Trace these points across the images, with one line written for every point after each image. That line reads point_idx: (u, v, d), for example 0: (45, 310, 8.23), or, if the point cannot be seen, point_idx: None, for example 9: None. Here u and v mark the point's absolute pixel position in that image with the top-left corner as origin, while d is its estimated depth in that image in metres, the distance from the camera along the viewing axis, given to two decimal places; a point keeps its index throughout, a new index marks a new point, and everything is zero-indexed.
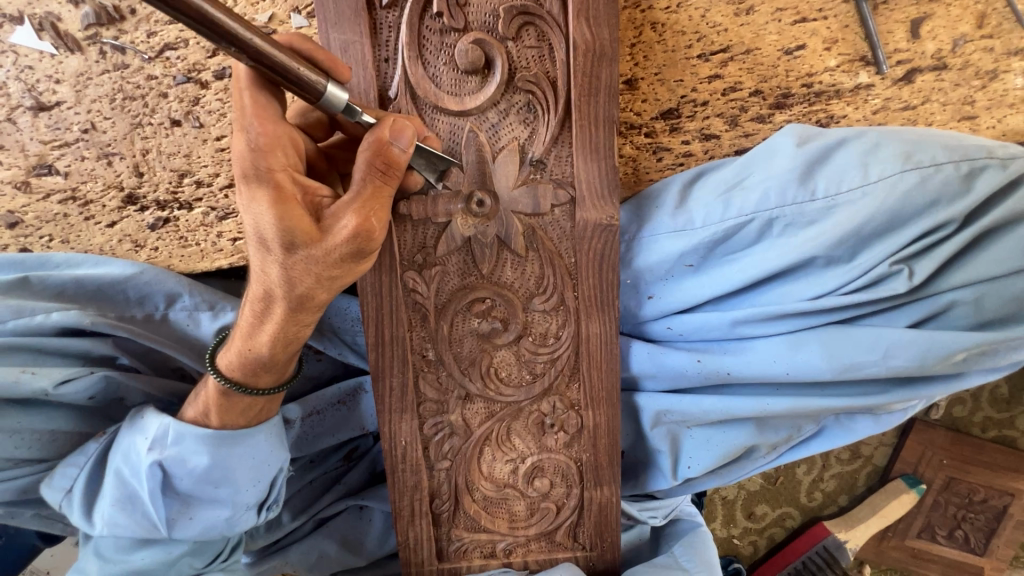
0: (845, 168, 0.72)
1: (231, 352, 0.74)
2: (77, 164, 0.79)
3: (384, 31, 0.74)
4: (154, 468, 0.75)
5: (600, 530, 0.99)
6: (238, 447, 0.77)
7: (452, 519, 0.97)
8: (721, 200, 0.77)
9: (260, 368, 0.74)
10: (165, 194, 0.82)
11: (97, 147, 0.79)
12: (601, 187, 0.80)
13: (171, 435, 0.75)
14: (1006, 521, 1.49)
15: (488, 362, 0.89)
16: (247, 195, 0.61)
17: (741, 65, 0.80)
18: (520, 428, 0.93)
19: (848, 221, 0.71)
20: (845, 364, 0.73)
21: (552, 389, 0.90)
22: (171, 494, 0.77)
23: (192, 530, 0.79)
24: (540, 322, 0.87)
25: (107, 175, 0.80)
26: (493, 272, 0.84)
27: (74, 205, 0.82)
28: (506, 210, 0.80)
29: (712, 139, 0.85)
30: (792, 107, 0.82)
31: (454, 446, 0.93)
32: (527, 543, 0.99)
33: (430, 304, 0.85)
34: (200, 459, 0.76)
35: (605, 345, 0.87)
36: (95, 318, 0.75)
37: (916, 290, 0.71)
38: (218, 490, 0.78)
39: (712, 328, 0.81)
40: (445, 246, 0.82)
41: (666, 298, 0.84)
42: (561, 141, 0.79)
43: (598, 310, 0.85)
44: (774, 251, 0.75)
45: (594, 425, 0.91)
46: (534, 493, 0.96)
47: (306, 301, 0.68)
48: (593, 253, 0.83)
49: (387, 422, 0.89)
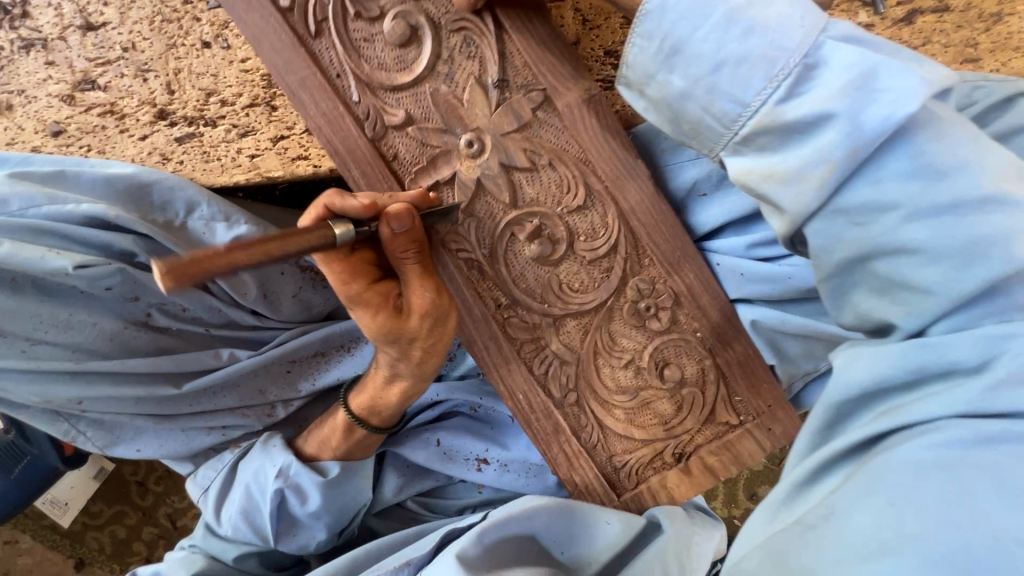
0: None
1: (359, 398, 0.91)
2: (117, 81, 0.87)
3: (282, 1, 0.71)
4: (278, 494, 0.90)
5: (754, 391, 0.84)
6: (341, 483, 0.92)
7: (606, 443, 0.88)
8: None
9: (370, 414, 0.91)
10: (193, 111, 0.88)
11: (135, 65, 0.86)
12: (570, 76, 0.74)
13: (294, 470, 0.90)
14: None
15: (557, 280, 0.82)
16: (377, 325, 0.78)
17: None
18: (620, 326, 0.84)
19: None
20: None
21: (633, 272, 0.82)
22: (282, 517, 0.92)
23: (291, 546, 0.94)
24: (581, 220, 0.80)
25: (142, 92, 0.87)
26: (516, 198, 0.79)
27: (111, 118, 0.88)
28: (499, 136, 0.76)
29: None
30: None
31: (570, 373, 0.85)
32: (691, 439, 0.87)
33: (480, 255, 0.80)
34: (313, 495, 0.90)
35: (655, 207, 0.79)
36: (117, 212, 0.81)
37: None
38: (316, 521, 0.93)
39: (730, 251, 0.82)
40: (462, 196, 0.78)
41: (685, 223, 0.83)
42: (513, 56, 0.73)
43: (628, 176, 0.78)
44: None
45: (687, 287, 0.82)
46: (670, 383, 0.85)
47: (412, 353, 0.83)
48: (593, 129, 0.76)
49: (500, 380, 0.84)
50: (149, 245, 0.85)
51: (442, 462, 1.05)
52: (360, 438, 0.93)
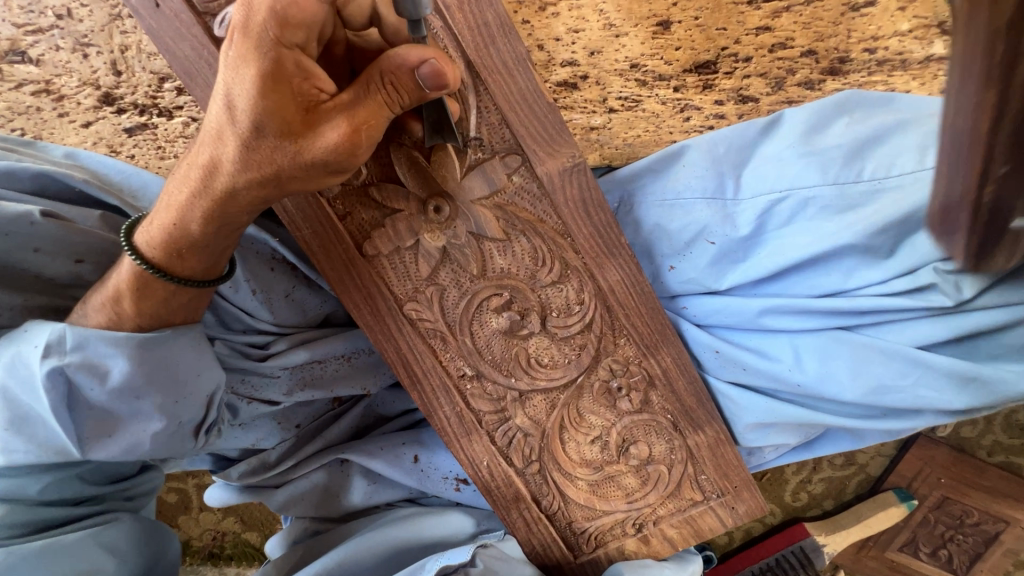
0: (900, 151, 0.66)
1: (153, 227, 0.63)
2: (52, 54, 0.73)
3: (216, 31, 0.59)
4: (55, 378, 0.61)
5: (725, 472, 0.84)
6: (168, 350, 0.66)
7: (567, 511, 0.87)
8: (763, 173, 0.71)
9: (186, 250, 0.63)
10: (145, 99, 0.75)
11: (72, 37, 0.72)
12: (550, 132, 0.68)
13: (74, 338, 0.62)
14: (995, 547, 1.43)
15: (525, 355, 0.79)
16: (237, 51, 0.50)
17: (797, 18, 0.68)
18: (589, 403, 0.82)
19: (893, 205, 0.64)
20: (870, 386, 0.68)
21: (603, 352, 0.79)
22: (81, 408, 0.64)
23: (115, 451, 0.67)
24: (555, 296, 0.76)
25: (83, 71, 0.74)
26: (486, 268, 0.75)
27: (47, 98, 0.76)
28: (465, 204, 0.71)
29: (750, 101, 0.74)
30: (847, 74, 0.71)
31: (532, 446, 0.83)
32: (655, 511, 0.87)
33: (443, 326, 0.77)
34: (118, 364, 0.63)
35: (638, 285, 0.75)
36: (88, 179, 0.70)
37: (965, 306, 0.63)
38: (141, 402, 0.66)
39: (732, 314, 0.75)
40: (425, 266, 0.74)
41: (685, 272, 0.77)
42: (484, 108, 0.66)
43: (610, 256, 0.74)
44: (806, 234, 0.69)
45: (663, 371, 0.79)
46: (634, 461, 0.84)
47: (251, 158, 0.54)
48: (573, 202, 0.71)
49: (459, 449, 0.83)
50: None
51: (419, 481, 0.95)
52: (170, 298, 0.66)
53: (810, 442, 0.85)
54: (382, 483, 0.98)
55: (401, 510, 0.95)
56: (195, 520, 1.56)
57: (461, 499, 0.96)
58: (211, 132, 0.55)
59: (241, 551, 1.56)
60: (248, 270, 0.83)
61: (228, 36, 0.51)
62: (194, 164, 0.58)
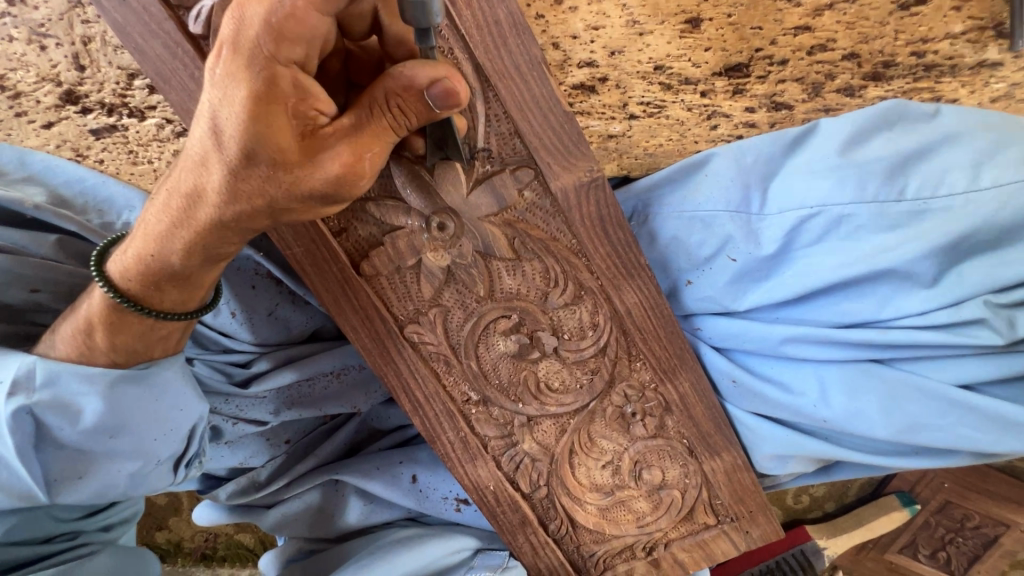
0: (950, 168, 0.59)
1: (128, 256, 0.58)
2: (5, 46, 0.65)
3: (191, 27, 0.51)
4: (21, 419, 0.58)
5: (741, 497, 0.81)
6: (146, 387, 0.63)
7: (574, 535, 0.83)
8: (798, 184, 0.63)
9: (166, 281, 0.58)
10: (113, 97, 0.68)
11: (27, 26, 0.64)
12: (567, 146, 0.61)
13: (43, 374, 0.59)
14: (993, 550, 1.39)
15: (535, 378, 0.74)
16: (226, 70, 0.44)
17: (841, 17, 0.62)
18: (601, 428, 0.77)
19: (941, 228, 0.58)
20: (901, 425, 0.64)
21: (617, 377, 0.75)
22: (50, 448, 0.61)
23: (85, 492, 0.64)
24: (567, 318, 0.71)
25: (41, 65, 0.66)
26: (493, 289, 0.69)
27: (3, 95, 0.68)
28: (472, 220, 0.64)
29: (783, 109, 0.68)
30: (891, 80, 0.65)
31: (541, 472, 0.79)
32: (666, 535, 0.83)
33: (447, 350, 0.72)
34: (91, 403, 0.60)
35: (654, 309, 0.70)
36: (39, 204, 0.66)
37: (1010, 343, 0.60)
38: (115, 441, 0.62)
39: (754, 339, 0.70)
40: (428, 287, 0.68)
41: (705, 290, 0.70)
42: (498, 118, 0.60)
43: (629, 277, 0.68)
44: (843, 256, 0.62)
45: (680, 396, 0.75)
46: (646, 486, 0.80)
47: (240, 189, 0.48)
48: (591, 220, 0.65)
49: (463, 474, 0.78)
50: (81, 247, 0.69)
51: (417, 501, 0.91)
52: (148, 328, 0.61)
53: (828, 467, 0.80)
54: (380, 504, 0.93)
55: (399, 532, 0.90)
56: (185, 522, 1.51)
57: (463, 520, 0.92)
58: (194, 157, 0.49)
59: (234, 553, 1.53)
60: (229, 289, 0.80)
61: (216, 53, 0.44)
62: (174, 190, 0.52)
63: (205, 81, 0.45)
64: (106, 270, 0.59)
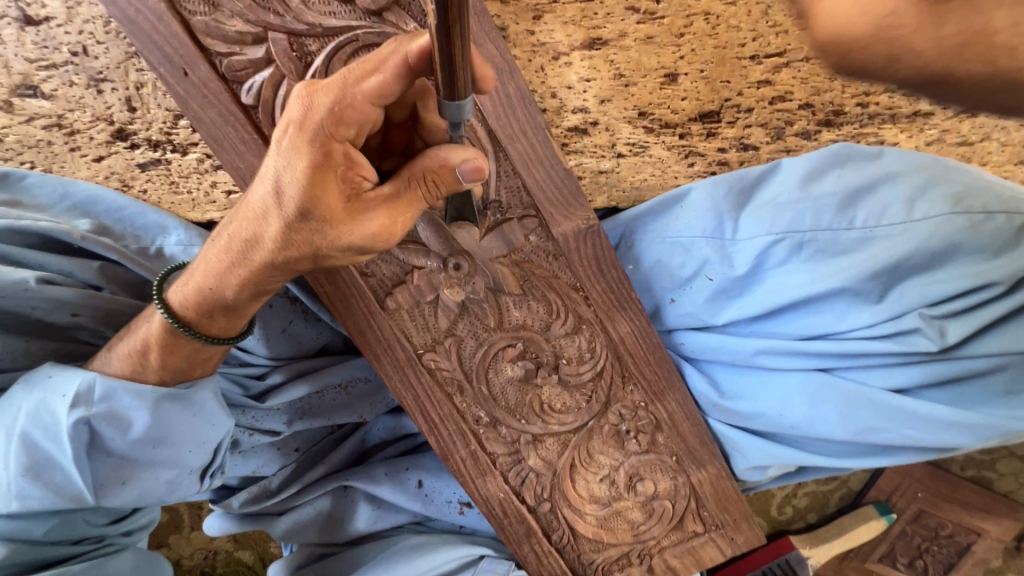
0: (889, 201, 0.69)
1: (189, 288, 0.66)
2: (65, 90, 0.73)
3: (244, 98, 0.64)
4: (79, 428, 0.65)
5: (726, 506, 0.88)
6: (188, 404, 0.70)
7: (575, 544, 0.89)
8: (763, 215, 0.73)
9: (219, 312, 0.66)
10: (158, 135, 0.76)
11: (87, 73, 0.72)
12: (564, 195, 0.72)
13: (101, 390, 0.66)
14: (967, 558, 1.46)
15: (538, 401, 0.81)
16: (291, 146, 0.54)
17: (796, 74, 0.72)
18: (599, 444, 0.84)
19: (884, 252, 0.68)
20: (858, 428, 0.72)
21: (613, 398, 0.82)
22: (100, 455, 0.68)
23: (126, 497, 0.69)
24: (568, 346, 0.79)
25: (97, 106, 0.74)
26: (502, 320, 0.77)
27: (58, 132, 0.76)
28: (485, 261, 0.74)
29: (750, 149, 0.78)
30: (841, 126, 0.75)
31: (544, 485, 0.86)
32: (658, 543, 0.90)
33: (460, 374, 0.79)
34: (140, 416, 0.67)
35: (646, 337, 0.79)
36: (86, 235, 0.73)
37: (946, 351, 0.69)
38: (158, 451, 0.69)
39: (728, 351, 0.78)
40: (444, 319, 0.76)
41: (686, 308, 0.78)
42: (507, 173, 0.70)
43: (622, 309, 0.77)
44: (802, 277, 0.72)
45: (669, 414, 0.83)
46: (640, 497, 0.87)
47: (291, 239, 0.57)
48: (586, 259, 0.75)
49: (472, 488, 0.84)
50: (121, 273, 0.76)
51: (423, 506, 0.97)
52: (194, 351, 0.69)
53: (803, 473, 0.87)
54: (386, 509, 0.99)
55: (410, 538, 0.95)
56: (187, 539, 1.53)
57: (465, 522, 0.98)
58: (255, 210, 0.58)
59: (234, 569, 1.55)
60: None
61: (284, 132, 0.55)
62: (234, 235, 0.60)
63: (271, 152, 0.55)
64: (166, 299, 0.67)
